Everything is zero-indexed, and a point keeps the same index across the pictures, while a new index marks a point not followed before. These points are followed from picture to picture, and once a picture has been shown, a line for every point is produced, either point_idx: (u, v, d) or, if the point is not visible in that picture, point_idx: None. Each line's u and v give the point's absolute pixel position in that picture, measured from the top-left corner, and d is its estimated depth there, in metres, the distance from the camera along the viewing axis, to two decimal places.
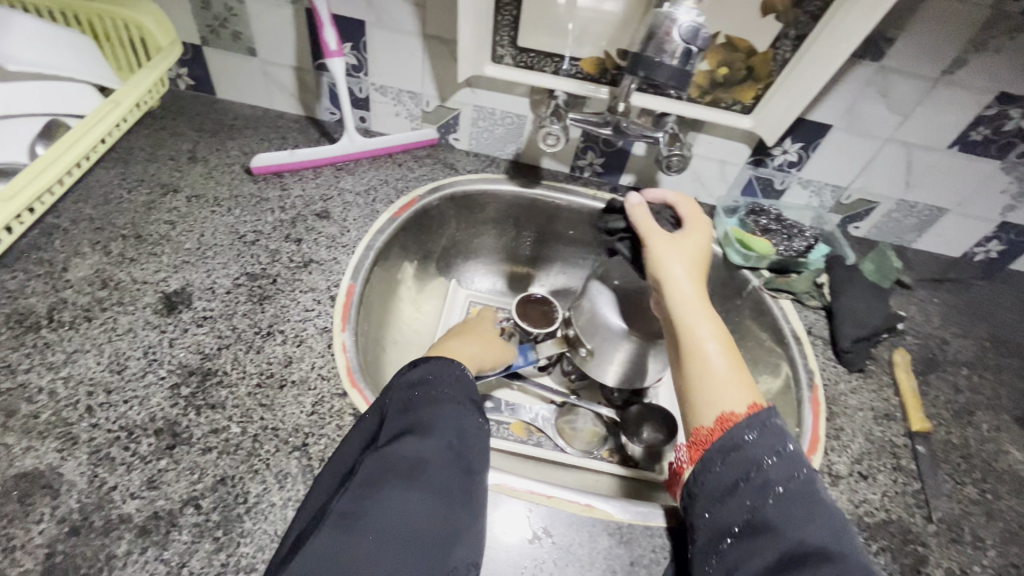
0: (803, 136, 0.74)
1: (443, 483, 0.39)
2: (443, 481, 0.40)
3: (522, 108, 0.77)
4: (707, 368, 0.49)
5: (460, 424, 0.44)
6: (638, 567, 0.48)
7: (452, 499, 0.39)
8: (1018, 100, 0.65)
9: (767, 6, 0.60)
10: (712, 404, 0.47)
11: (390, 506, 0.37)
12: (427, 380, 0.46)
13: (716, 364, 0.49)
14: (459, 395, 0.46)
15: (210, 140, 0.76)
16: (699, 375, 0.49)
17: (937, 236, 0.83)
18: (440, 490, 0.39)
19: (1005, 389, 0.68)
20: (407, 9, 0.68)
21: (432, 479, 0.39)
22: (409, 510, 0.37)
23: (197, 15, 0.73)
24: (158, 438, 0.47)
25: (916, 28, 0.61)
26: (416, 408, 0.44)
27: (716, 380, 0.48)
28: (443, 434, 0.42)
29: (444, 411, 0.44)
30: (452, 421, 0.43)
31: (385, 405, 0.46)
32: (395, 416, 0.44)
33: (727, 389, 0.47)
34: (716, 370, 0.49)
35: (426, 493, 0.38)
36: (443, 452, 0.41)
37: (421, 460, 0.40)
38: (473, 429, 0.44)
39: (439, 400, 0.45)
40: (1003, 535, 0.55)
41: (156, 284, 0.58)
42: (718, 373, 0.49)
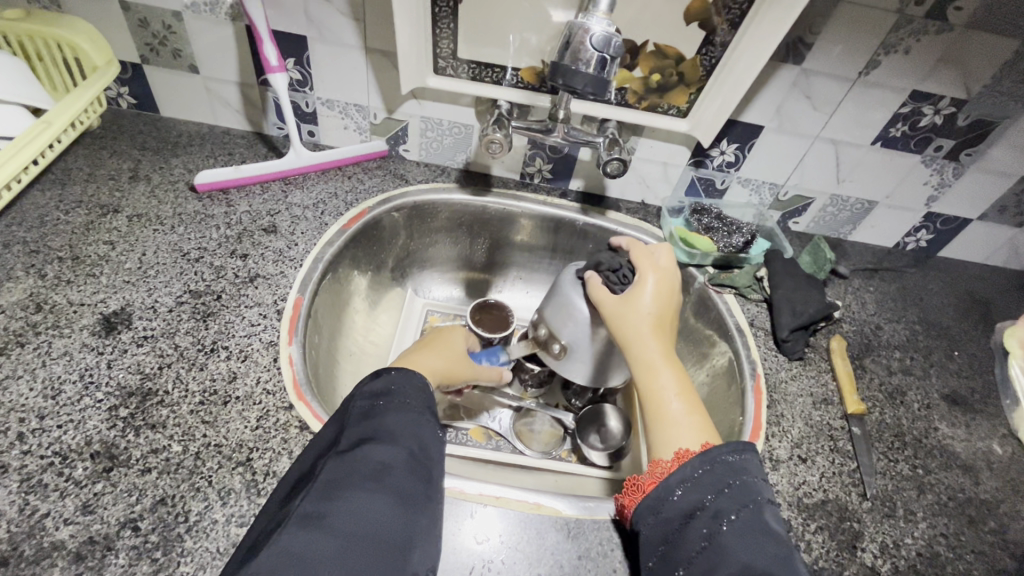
0: (738, 137, 0.77)
1: (404, 488, 0.40)
2: (404, 485, 0.40)
3: (468, 118, 0.78)
4: (664, 409, 0.50)
5: (421, 432, 0.44)
6: (586, 561, 0.49)
7: (412, 503, 0.39)
8: (929, 98, 0.70)
9: (690, 15, 0.63)
10: (668, 444, 0.47)
11: (353, 508, 0.37)
12: (389, 389, 0.47)
13: (672, 406, 0.50)
14: (419, 404, 0.46)
15: (152, 159, 0.75)
16: (657, 416, 0.50)
17: (870, 228, 0.88)
18: (401, 495, 0.39)
19: (935, 369, 0.72)
20: (347, 24, 0.69)
21: (393, 482, 0.39)
22: (371, 512, 0.37)
23: (135, 33, 0.72)
24: (94, 461, 0.46)
25: (831, 33, 0.65)
26: (376, 416, 0.44)
27: (672, 422, 0.49)
28: (405, 441, 0.42)
29: (405, 419, 0.44)
30: (412, 428, 0.44)
31: (345, 413, 0.46)
32: (355, 423, 0.44)
33: (683, 431, 0.48)
34: (672, 411, 0.49)
35: (388, 496, 0.38)
36: (404, 458, 0.41)
37: (383, 464, 0.40)
38: (433, 440, 0.45)
39: (403, 407, 0.45)
40: (933, 507, 0.58)
41: (94, 306, 0.57)
42: (674, 416, 0.49)
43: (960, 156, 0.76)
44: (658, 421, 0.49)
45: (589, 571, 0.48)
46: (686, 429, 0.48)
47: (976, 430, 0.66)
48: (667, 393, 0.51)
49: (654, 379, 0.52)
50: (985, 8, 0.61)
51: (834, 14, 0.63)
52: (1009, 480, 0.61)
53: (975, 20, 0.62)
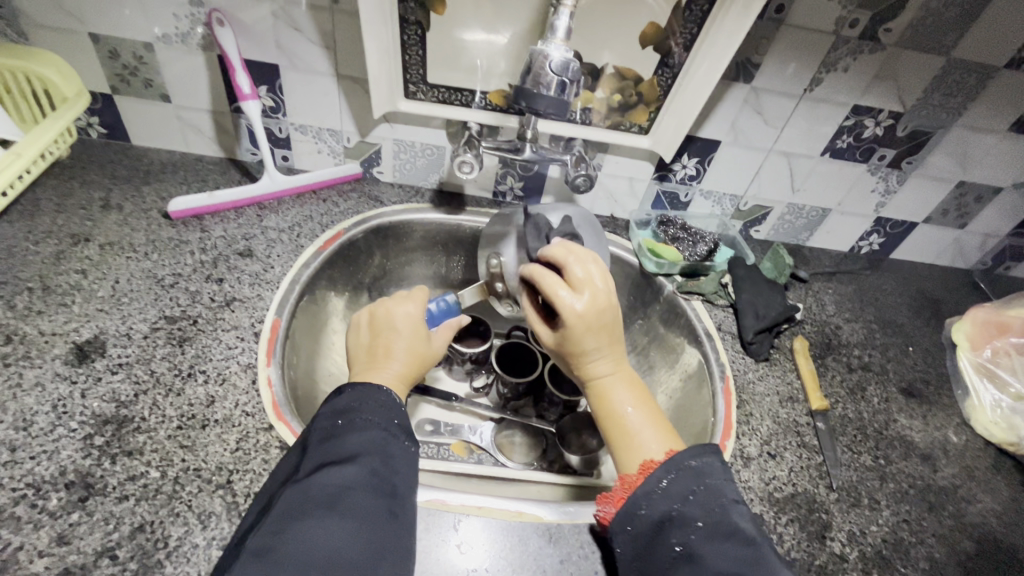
0: (697, 152, 0.82)
1: (365, 508, 0.40)
2: (365, 506, 0.40)
3: (440, 140, 0.80)
4: (625, 425, 0.51)
5: (385, 449, 0.44)
6: (567, 564, 0.50)
7: (375, 522, 0.40)
8: (869, 111, 0.75)
9: (645, 39, 0.67)
10: (635, 455, 0.48)
11: (308, 535, 0.37)
12: (352, 407, 0.47)
13: (632, 418, 0.51)
14: (385, 420, 0.47)
15: (124, 187, 0.75)
16: (619, 430, 0.51)
17: (826, 234, 0.93)
18: (361, 515, 0.39)
19: (892, 365, 0.76)
20: (319, 51, 0.71)
21: (351, 504, 0.39)
22: (327, 537, 0.37)
23: (105, 64, 0.73)
24: (69, 491, 0.46)
25: (776, 53, 0.70)
26: (337, 437, 0.44)
27: (634, 432, 0.50)
28: (365, 459, 0.42)
29: (367, 436, 0.44)
30: (373, 445, 0.44)
31: (310, 433, 0.46)
32: (317, 446, 0.44)
33: (645, 440, 0.49)
34: (634, 422, 0.51)
35: (347, 519, 0.38)
36: (365, 477, 0.41)
37: (341, 487, 0.40)
38: (397, 453, 0.45)
39: (365, 424, 0.45)
40: (895, 495, 0.60)
41: (66, 335, 0.56)
42: (637, 425, 0.50)
43: (902, 163, 0.81)
44: (622, 435, 0.50)
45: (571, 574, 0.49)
46: (647, 438, 0.49)
47: (932, 420, 0.70)
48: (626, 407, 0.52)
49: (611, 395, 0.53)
50: (912, 29, 0.67)
51: (777, 36, 0.68)
52: (964, 466, 0.65)
53: (904, 39, 0.68)
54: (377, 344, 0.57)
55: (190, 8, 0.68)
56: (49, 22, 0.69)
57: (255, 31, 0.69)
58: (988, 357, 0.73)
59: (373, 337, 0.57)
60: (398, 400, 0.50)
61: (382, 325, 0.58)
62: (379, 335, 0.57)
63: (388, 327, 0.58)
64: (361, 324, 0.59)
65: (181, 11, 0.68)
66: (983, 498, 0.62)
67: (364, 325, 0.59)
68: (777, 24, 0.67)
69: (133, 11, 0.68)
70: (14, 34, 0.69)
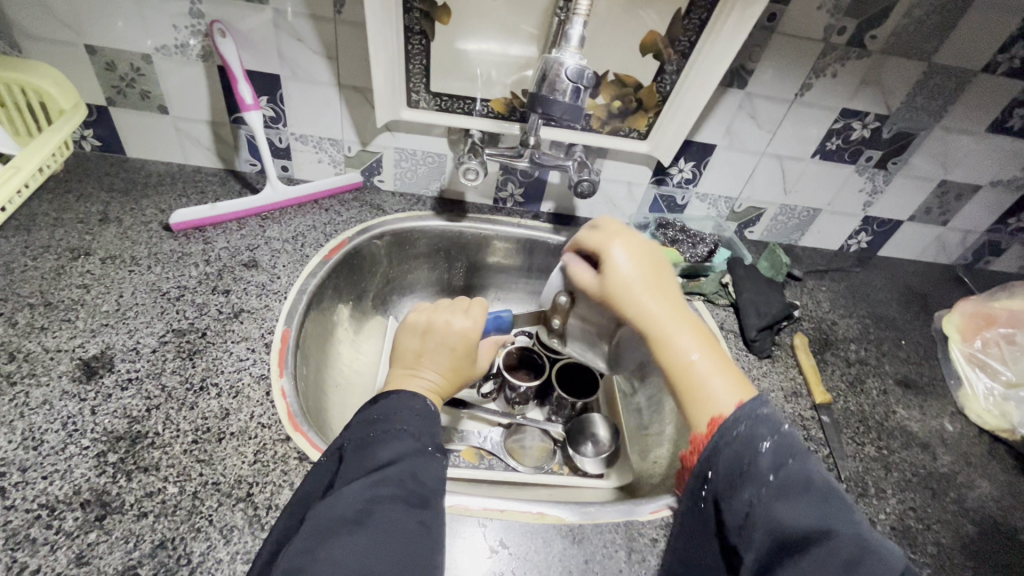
0: (694, 156, 0.84)
1: (395, 521, 0.39)
2: (394, 520, 0.39)
3: (441, 148, 0.81)
4: (689, 367, 0.45)
5: (414, 459, 0.44)
6: (592, 564, 0.50)
7: (406, 535, 0.39)
8: (857, 114, 0.78)
9: (645, 47, 0.69)
10: (711, 404, 0.42)
11: (337, 551, 0.36)
12: (381, 419, 0.47)
13: (698, 365, 0.44)
14: (415, 429, 0.46)
15: (122, 200, 0.74)
16: (689, 378, 0.44)
17: (817, 233, 0.96)
18: (390, 529, 0.38)
19: (887, 358, 0.79)
20: (321, 62, 0.71)
21: (381, 518, 0.38)
22: (358, 552, 0.36)
23: (102, 76, 0.72)
24: (86, 510, 0.45)
25: (769, 60, 0.72)
26: (366, 450, 0.44)
27: (701, 383, 0.43)
28: (395, 470, 0.42)
29: (396, 447, 0.44)
30: (402, 456, 0.43)
31: (344, 445, 0.46)
32: (350, 457, 0.44)
33: (718, 391, 0.43)
34: (701, 370, 0.44)
35: (377, 533, 0.38)
36: (394, 490, 0.40)
37: (370, 500, 0.39)
38: (427, 463, 0.44)
39: (395, 434, 0.45)
40: (900, 484, 0.62)
41: (72, 351, 0.55)
42: (705, 378, 0.44)
43: (887, 164, 0.85)
44: (690, 387, 0.44)
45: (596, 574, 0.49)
46: (720, 390, 0.43)
47: (928, 410, 0.72)
48: (691, 356, 0.45)
49: (670, 349, 0.46)
50: (896, 35, 0.70)
51: (769, 43, 0.71)
52: (961, 453, 0.67)
53: (889, 45, 0.71)
54: (424, 351, 0.57)
55: (190, 19, 0.67)
56: (44, 34, 0.67)
57: (257, 41, 0.69)
58: (979, 347, 0.76)
59: (420, 344, 0.57)
60: (430, 407, 0.50)
61: (435, 333, 0.57)
62: (427, 343, 0.57)
63: (440, 337, 0.57)
64: (416, 325, 0.58)
65: (181, 22, 0.67)
66: (982, 484, 0.64)
67: (418, 326, 0.58)
68: (770, 31, 0.69)
69: (132, 23, 0.67)
70: (5, 46, 0.68)
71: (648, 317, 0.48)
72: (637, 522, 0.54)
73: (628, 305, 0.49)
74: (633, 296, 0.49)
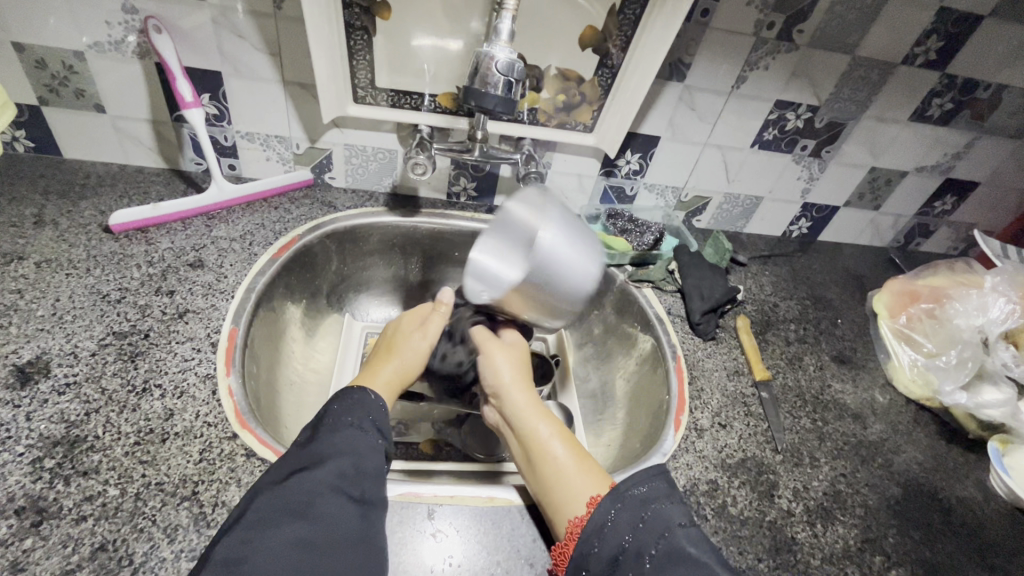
0: (640, 148, 0.86)
1: (336, 513, 0.40)
2: (333, 512, 0.40)
3: (391, 143, 0.81)
4: (552, 464, 0.53)
5: (354, 451, 0.44)
6: (540, 542, 0.52)
7: (346, 525, 0.40)
8: (790, 105, 0.82)
9: (584, 42, 0.71)
10: (570, 498, 0.49)
11: (275, 545, 0.37)
12: (325, 414, 0.47)
13: (557, 452, 0.54)
14: (358, 420, 0.47)
15: (59, 202, 0.72)
16: (551, 477, 0.52)
17: (760, 220, 1.00)
18: (332, 519, 0.39)
19: (824, 336, 0.83)
20: (262, 58, 0.70)
21: (321, 511, 0.39)
22: (297, 544, 0.37)
23: (31, 74, 0.69)
24: (20, 517, 0.44)
25: (705, 53, 0.75)
26: (310, 444, 0.44)
27: (566, 472, 0.51)
28: (335, 463, 0.43)
29: (338, 441, 0.45)
30: (344, 447, 0.44)
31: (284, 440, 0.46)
32: (293, 452, 0.44)
33: (575, 475, 0.51)
34: (557, 467, 0.52)
35: (316, 526, 0.38)
36: (336, 482, 0.41)
37: (311, 493, 0.40)
38: (368, 453, 0.45)
39: (338, 428, 0.46)
40: (832, 452, 0.66)
41: (5, 357, 0.54)
42: (559, 469, 0.52)
43: (821, 153, 0.89)
44: (553, 485, 0.51)
45: (545, 552, 0.51)
46: (576, 476, 0.51)
47: (860, 382, 0.77)
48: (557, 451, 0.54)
49: (543, 448, 0.55)
50: (821, 30, 0.74)
51: (704, 38, 0.73)
52: (889, 422, 0.72)
53: (815, 40, 0.75)
54: (386, 342, 0.66)
55: (123, 15, 0.66)
56: None
57: (195, 38, 0.68)
58: (903, 323, 0.80)
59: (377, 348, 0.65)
60: (377, 400, 0.51)
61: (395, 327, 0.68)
62: (391, 334, 0.67)
63: (397, 329, 0.67)
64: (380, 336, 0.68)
65: (114, 18, 0.66)
66: (907, 449, 0.69)
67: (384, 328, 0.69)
68: (703, 27, 0.72)
69: (61, 19, 0.65)
70: None
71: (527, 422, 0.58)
72: None
73: (518, 414, 0.59)
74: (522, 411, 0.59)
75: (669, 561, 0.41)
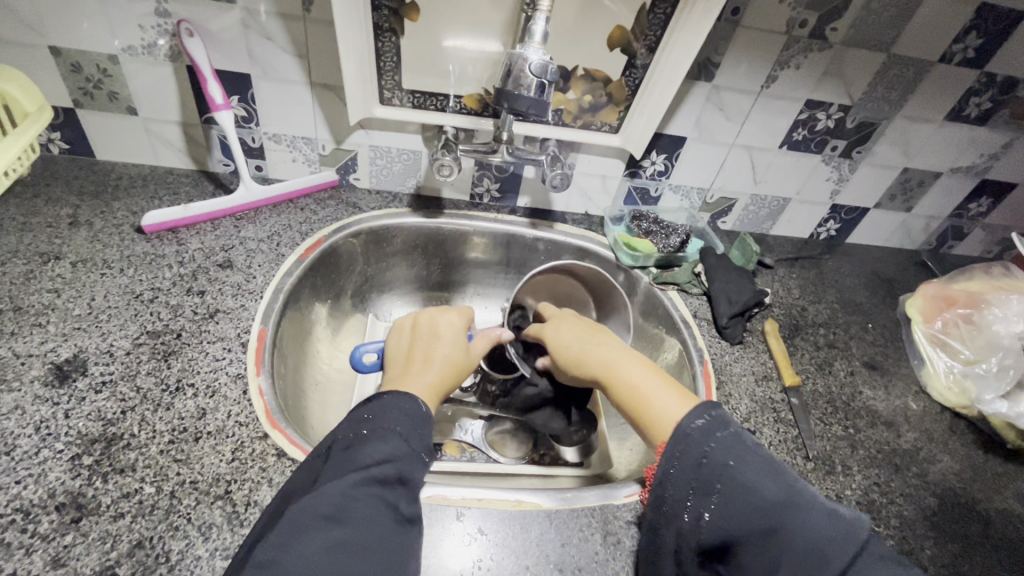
0: (665, 149, 0.85)
1: (374, 518, 0.39)
2: (370, 516, 0.39)
3: (416, 144, 0.81)
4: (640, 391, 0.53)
5: (398, 460, 0.44)
6: (569, 547, 0.52)
7: (382, 531, 0.39)
8: (821, 105, 0.80)
9: (612, 42, 0.71)
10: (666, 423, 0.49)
11: (312, 546, 0.37)
12: (374, 416, 0.47)
13: (647, 387, 0.53)
14: (406, 430, 0.46)
15: (93, 203, 0.73)
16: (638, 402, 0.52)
17: (787, 222, 0.98)
18: (366, 526, 0.39)
19: (854, 341, 0.81)
20: (290, 60, 0.71)
21: (358, 515, 0.39)
22: (333, 548, 0.37)
23: (67, 77, 0.71)
24: (61, 513, 0.45)
25: (734, 52, 0.74)
26: (355, 448, 0.44)
27: (655, 404, 0.51)
28: (379, 470, 0.42)
29: (385, 448, 0.44)
30: (388, 455, 0.44)
31: (332, 440, 0.46)
32: (338, 454, 0.44)
33: (668, 404, 0.50)
34: (646, 391, 0.52)
35: (353, 530, 0.38)
36: (376, 488, 0.41)
37: (350, 498, 0.40)
38: (410, 464, 0.45)
39: (384, 434, 0.45)
40: (865, 461, 0.65)
41: (44, 355, 0.55)
42: (650, 395, 0.52)
43: (852, 153, 0.87)
44: (645, 413, 0.51)
45: (574, 558, 0.51)
46: (668, 402, 0.51)
47: (893, 389, 0.75)
48: (646, 386, 0.53)
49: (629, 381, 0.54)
50: (855, 28, 0.72)
51: (734, 36, 0.72)
52: (924, 430, 0.70)
53: (848, 38, 0.73)
54: (415, 351, 0.61)
55: (157, 19, 0.67)
56: (7, 36, 0.66)
57: (226, 41, 0.69)
58: (939, 328, 0.78)
59: (411, 346, 0.62)
60: (425, 410, 0.50)
61: (422, 334, 0.63)
62: (419, 341, 0.62)
63: (428, 335, 0.63)
64: (403, 327, 0.65)
65: (148, 22, 0.67)
66: (943, 458, 0.67)
67: (404, 331, 0.65)
68: (734, 25, 0.71)
69: (97, 23, 0.66)
70: None
71: (612, 365, 0.57)
72: (613, 506, 0.55)
73: (600, 358, 0.58)
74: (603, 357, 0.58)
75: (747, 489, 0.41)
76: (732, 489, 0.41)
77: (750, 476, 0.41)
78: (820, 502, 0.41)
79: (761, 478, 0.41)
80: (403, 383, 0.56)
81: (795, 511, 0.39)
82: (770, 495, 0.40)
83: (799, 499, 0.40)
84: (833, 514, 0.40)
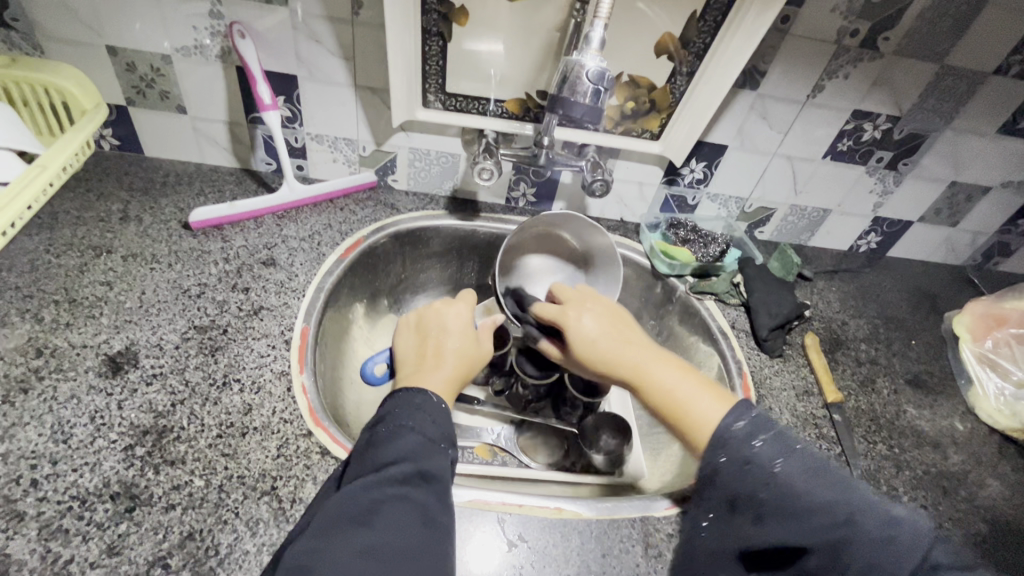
0: (705, 157, 0.84)
1: (401, 520, 0.39)
2: (398, 516, 0.39)
3: (455, 147, 0.82)
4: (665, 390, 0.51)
5: (419, 456, 0.44)
6: (609, 559, 0.51)
7: (410, 530, 0.39)
8: (868, 116, 0.79)
9: (660, 48, 0.70)
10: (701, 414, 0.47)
11: (342, 548, 0.37)
12: (390, 415, 0.48)
13: (672, 382, 0.51)
14: (420, 424, 0.47)
15: (142, 199, 0.75)
16: (672, 402, 0.50)
17: (827, 234, 0.96)
18: (393, 527, 0.39)
19: (897, 357, 0.79)
20: (337, 62, 0.72)
21: (384, 517, 0.39)
22: (362, 550, 0.37)
23: (122, 76, 0.73)
24: (115, 502, 0.46)
25: (782, 60, 0.73)
26: (375, 447, 0.44)
27: (690, 398, 0.49)
28: (399, 469, 0.42)
29: (404, 444, 0.44)
30: (410, 452, 0.44)
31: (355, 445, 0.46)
32: (361, 454, 0.44)
33: (701, 401, 0.49)
34: (680, 390, 0.50)
35: (380, 532, 0.38)
36: (399, 488, 0.41)
37: (376, 500, 0.40)
38: (432, 462, 0.44)
39: (400, 431, 0.45)
40: (911, 482, 0.63)
41: (98, 347, 0.56)
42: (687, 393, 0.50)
43: (898, 165, 0.85)
44: (678, 407, 0.49)
45: (614, 568, 0.50)
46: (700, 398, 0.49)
47: (939, 410, 0.73)
48: (668, 382, 0.52)
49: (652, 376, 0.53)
50: (908, 38, 0.70)
51: (783, 45, 0.71)
52: (971, 453, 0.68)
53: (901, 48, 0.71)
54: (426, 349, 0.61)
55: (210, 20, 0.68)
56: (64, 35, 0.68)
57: (275, 42, 0.70)
58: (989, 347, 0.76)
59: (421, 340, 0.63)
60: (435, 401, 0.51)
61: (431, 330, 0.64)
62: (429, 337, 0.63)
63: (436, 332, 0.63)
64: (409, 326, 0.66)
65: (200, 23, 0.68)
66: (993, 483, 0.65)
67: (411, 330, 0.65)
68: (783, 33, 0.70)
69: (152, 24, 0.68)
70: (29, 47, 0.69)
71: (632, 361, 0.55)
72: (654, 518, 0.54)
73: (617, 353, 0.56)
74: (632, 359, 0.55)
75: (794, 494, 0.39)
76: (791, 495, 0.39)
77: (800, 480, 0.39)
78: (882, 514, 0.37)
79: (809, 502, 0.38)
80: (420, 377, 0.56)
81: (861, 521, 0.37)
82: (826, 508, 0.38)
83: (854, 505, 0.38)
84: (899, 526, 0.37)
